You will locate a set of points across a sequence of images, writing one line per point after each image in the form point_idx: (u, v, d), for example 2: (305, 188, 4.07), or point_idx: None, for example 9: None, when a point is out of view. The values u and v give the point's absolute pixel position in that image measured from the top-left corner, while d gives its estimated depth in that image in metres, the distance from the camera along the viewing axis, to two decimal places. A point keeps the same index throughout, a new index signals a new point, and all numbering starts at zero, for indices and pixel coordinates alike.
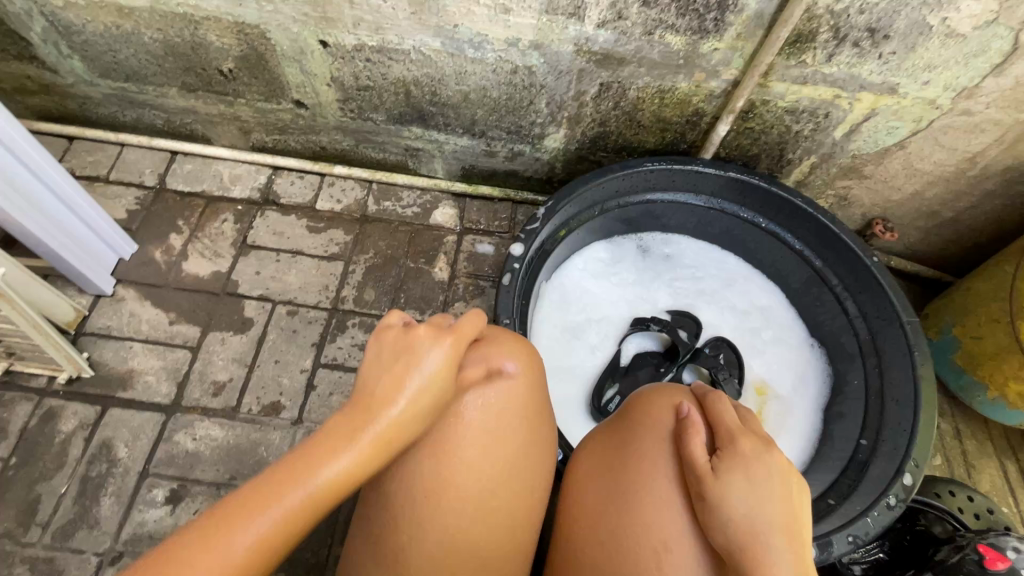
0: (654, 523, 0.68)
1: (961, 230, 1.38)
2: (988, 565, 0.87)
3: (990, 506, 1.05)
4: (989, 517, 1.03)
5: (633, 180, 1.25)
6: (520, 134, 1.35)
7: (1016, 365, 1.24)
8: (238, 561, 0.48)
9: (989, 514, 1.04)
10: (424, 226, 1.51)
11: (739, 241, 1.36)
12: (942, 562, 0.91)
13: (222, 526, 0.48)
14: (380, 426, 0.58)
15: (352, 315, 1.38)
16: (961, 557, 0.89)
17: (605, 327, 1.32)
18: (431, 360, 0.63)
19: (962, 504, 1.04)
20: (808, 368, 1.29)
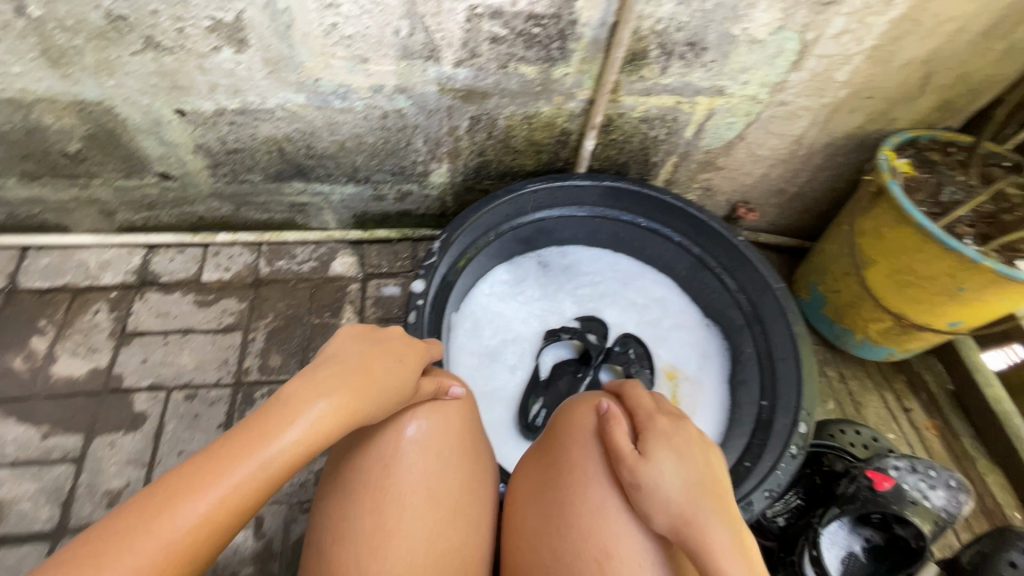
0: (596, 525, 0.70)
1: (806, 201, 1.59)
2: (877, 487, 0.95)
3: (876, 435, 1.17)
4: (876, 445, 1.15)
5: (519, 202, 1.31)
6: (405, 174, 1.37)
7: (870, 308, 1.44)
8: (180, 534, 0.54)
9: (876, 442, 1.16)
10: (325, 280, 1.47)
11: (627, 242, 1.47)
12: (843, 494, 0.98)
13: (171, 499, 0.55)
14: (340, 403, 0.67)
15: (260, 385, 1.30)
16: (856, 485, 0.97)
17: (520, 345, 1.35)
18: (395, 363, 0.75)
19: (852, 439, 1.17)
20: (707, 346, 1.39)
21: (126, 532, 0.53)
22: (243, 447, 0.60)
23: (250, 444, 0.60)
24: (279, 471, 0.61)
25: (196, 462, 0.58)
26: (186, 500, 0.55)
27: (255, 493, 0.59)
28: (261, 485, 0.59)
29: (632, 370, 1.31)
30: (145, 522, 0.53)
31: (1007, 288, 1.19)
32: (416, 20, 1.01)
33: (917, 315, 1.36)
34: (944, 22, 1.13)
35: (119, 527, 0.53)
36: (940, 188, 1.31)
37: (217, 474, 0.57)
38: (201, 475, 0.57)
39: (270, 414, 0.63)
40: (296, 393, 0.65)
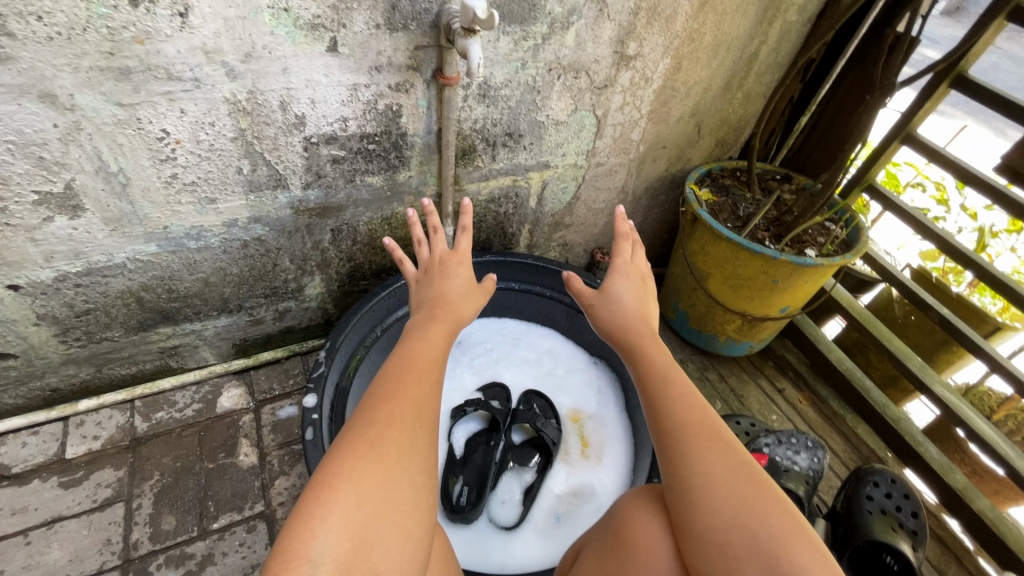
0: None
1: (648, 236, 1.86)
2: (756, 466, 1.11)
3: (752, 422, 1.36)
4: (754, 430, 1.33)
5: (397, 294, 1.40)
6: (279, 293, 1.39)
7: (721, 313, 1.67)
8: (356, 482, 0.73)
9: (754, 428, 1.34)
10: (213, 419, 1.40)
11: (507, 306, 1.59)
12: None
13: (317, 489, 0.73)
14: (404, 378, 0.89)
15: (153, 556, 1.16)
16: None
17: None
18: (425, 344, 0.99)
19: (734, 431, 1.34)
20: (600, 382, 1.52)
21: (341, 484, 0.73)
22: (397, 402, 0.84)
23: (385, 457, 0.77)
24: (396, 491, 0.75)
25: (322, 482, 0.73)
26: (352, 457, 0.76)
27: (418, 431, 0.82)
28: (420, 423, 0.84)
29: (540, 422, 1.36)
30: (314, 501, 0.72)
31: (805, 273, 1.47)
32: (256, 157, 1.09)
33: (756, 310, 1.60)
34: (694, 86, 1.45)
35: (306, 508, 0.71)
36: (736, 206, 1.62)
37: (397, 416, 0.82)
38: (393, 420, 0.82)
39: (361, 448, 0.77)
40: (385, 420, 0.81)
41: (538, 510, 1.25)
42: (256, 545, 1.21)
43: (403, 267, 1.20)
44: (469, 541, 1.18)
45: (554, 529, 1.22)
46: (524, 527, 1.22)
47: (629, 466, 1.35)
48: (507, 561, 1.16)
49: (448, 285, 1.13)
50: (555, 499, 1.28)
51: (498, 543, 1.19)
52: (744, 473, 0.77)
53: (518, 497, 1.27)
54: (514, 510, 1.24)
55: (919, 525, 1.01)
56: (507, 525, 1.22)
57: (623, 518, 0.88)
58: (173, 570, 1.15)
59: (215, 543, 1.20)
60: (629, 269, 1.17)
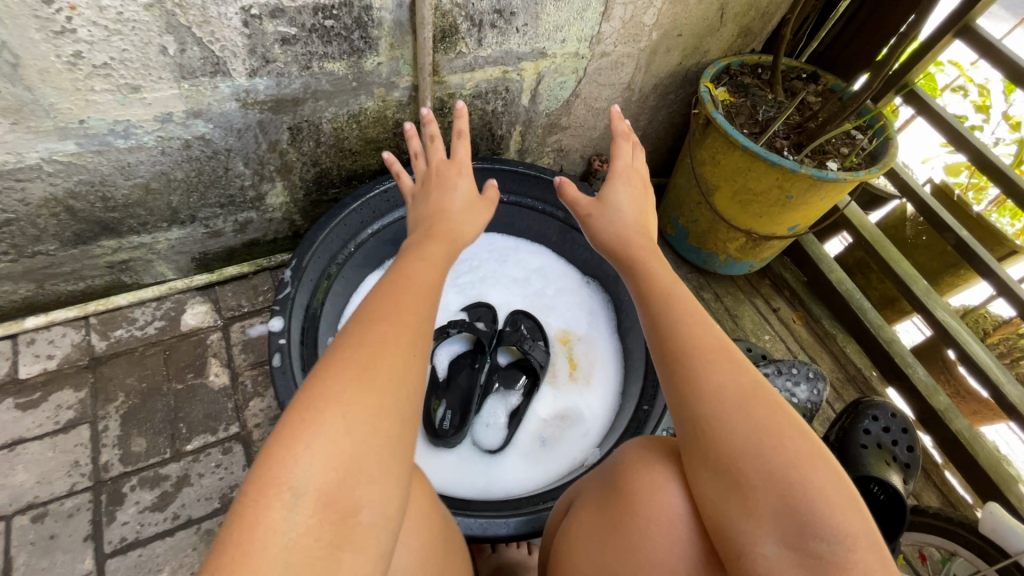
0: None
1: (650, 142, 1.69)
2: None
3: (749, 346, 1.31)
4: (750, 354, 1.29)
5: (371, 206, 1.25)
6: (236, 202, 1.22)
7: (725, 230, 1.56)
8: (341, 404, 0.64)
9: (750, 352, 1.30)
10: (178, 337, 1.31)
11: (495, 219, 1.45)
12: None
13: (297, 412, 0.64)
14: (394, 295, 0.78)
15: (126, 478, 1.13)
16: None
17: None
18: (419, 262, 0.86)
19: None
20: (591, 303, 1.43)
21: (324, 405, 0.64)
22: (391, 318, 0.74)
23: (377, 382, 0.67)
24: (388, 416, 0.66)
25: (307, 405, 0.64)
26: (337, 380, 0.66)
27: (413, 354, 0.73)
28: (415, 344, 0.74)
29: (528, 344, 1.28)
30: (295, 425, 0.62)
31: (824, 188, 1.33)
32: (182, 32, 0.88)
33: (762, 228, 1.49)
34: None
35: (284, 431, 0.62)
36: (755, 108, 1.43)
37: (391, 335, 0.72)
38: (385, 339, 0.71)
39: (352, 371, 0.67)
40: (378, 343, 0.71)
41: (524, 431, 1.22)
42: (233, 466, 1.18)
43: (399, 180, 1.09)
44: (453, 462, 1.15)
45: (539, 451, 1.19)
46: (510, 447, 1.19)
47: (619, 388, 1.29)
48: (491, 482, 1.13)
49: (445, 199, 1.00)
50: (541, 421, 1.24)
51: (482, 464, 1.16)
52: (759, 398, 0.70)
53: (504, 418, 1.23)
54: (499, 431, 1.20)
55: (912, 458, 1.02)
56: (492, 445, 1.19)
57: (625, 467, 0.79)
58: (148, 491, 1.12)
59: (190, 465, 1.16)
60: (628, 174, 1.09)
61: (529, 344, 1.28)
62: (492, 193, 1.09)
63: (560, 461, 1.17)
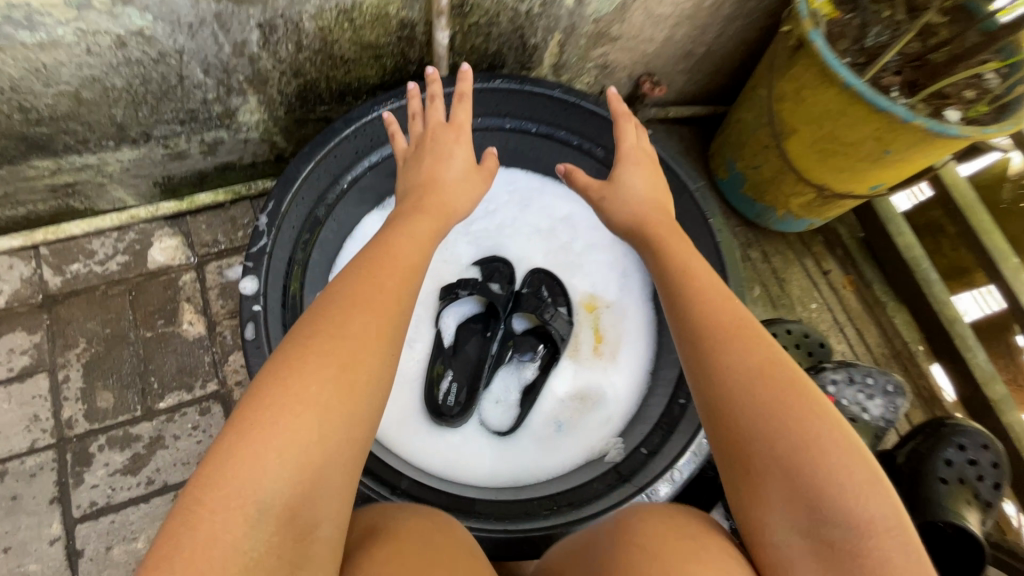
0: None
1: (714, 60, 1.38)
2: None
3: (806, 331, 1.11)
4: (807, 342, 1.10)
5: (370, 133, 1.01)
6: (198, 119, 0.97)
7: (791, 183, 1.30)
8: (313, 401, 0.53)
9: (806, 338, 1.11)
10: (144, 276, 1.13)
11: (519, 153, 1.20)
12: None
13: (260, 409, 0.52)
14: (379, 267, 0.66)
15: (92, 437, 1.01)
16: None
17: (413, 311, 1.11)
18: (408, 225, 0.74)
19: (785, 341, 1.10)
20: (628, 263, 1.20)
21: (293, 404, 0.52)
22: (373, 297, 0.62)
23: (350, 374, 0.55)
24: (364, 414, 0.56)
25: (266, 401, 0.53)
26: (309, 369, 0.55)
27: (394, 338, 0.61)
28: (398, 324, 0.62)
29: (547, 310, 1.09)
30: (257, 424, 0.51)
31: (934, 146, 1.05)
32: None
33: (838, 185, 1.23)
34: None
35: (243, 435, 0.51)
36: (863, 29, 1.11)
37: (375, 315, 0.60)
38: (369, 319, 0.59)
39: (326, 359, 0.56)
40: (362, 319, 0.60)
41: (536, 411, 1.08)
42: (211, 428, 1.06)
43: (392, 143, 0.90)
44: (455, 443, 1.03)
45: (552, 436, 1.05)
46: (520, 430, 1.06)
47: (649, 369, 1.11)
48: (496, 468, 1.01)
49: (440, 169, 0.83)
50: (556, 400, 1.09)
51: (487, 447, 1.03)
52: (782, 383, 0.62)
53: (515, 395, 1.09)
54: (508, 410, 1.07)
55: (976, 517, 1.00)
56: (498, 426, 1.06)
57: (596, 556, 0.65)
58: (118, 453, 1.01)
59: (164, 425, 1.04)
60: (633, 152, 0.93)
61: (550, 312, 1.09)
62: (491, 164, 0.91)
63: (575, 451, 1.03)
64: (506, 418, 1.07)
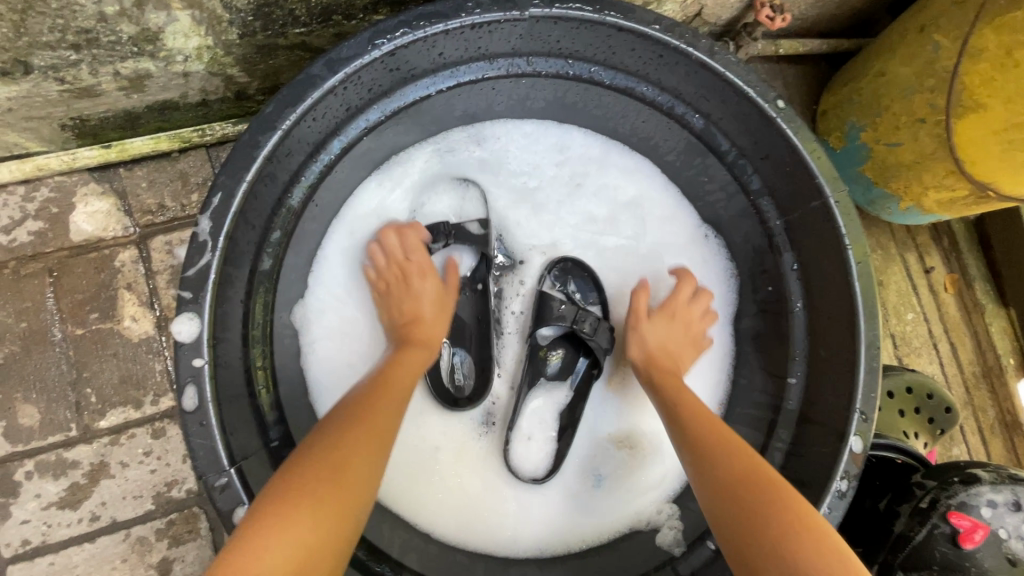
0: None
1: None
2: (964, 539, 0.67)
3: (930, 389, 0.89)
4: (930, 406, 0.88)
5: (371, 79, 0.68)
6: (101, 44, 0.63)
7: (939, 173, 0.92)
8: (319, 488, 0.53)
9: (929, 400, 0.88)
10: (66, 252, 0.84)
11: (579, 109, 0.86)
12: (909, 541, 0.70)
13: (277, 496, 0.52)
14: (380, 388, 0.65)
15: (17, 462, 0.81)
16: (929, 531, 0.69)
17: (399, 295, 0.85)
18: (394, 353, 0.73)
19: (902, 404, 0.87)
20: (707, 274, 0.91)
21: (295, 492, 0.52)
22: (371, 410, 0.61)
23: (348, 462, 0.56)
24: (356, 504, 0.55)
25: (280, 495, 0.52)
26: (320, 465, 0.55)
27: (385, 444, 0.60)
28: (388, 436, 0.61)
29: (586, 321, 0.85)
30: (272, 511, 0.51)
31: None
32: None
33: (1012, 185, 0.88)
34: None
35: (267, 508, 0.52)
36: None
37: (373, 425, 0.60)
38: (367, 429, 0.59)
39: (332, 455, 0.56)
40: (378, 412, 0.62)
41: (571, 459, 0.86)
42: (168, 455, 0.85)
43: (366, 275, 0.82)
44: (472, 504, 0.81)
45: (592, 494, 0.84)
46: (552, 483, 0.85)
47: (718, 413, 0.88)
48: (524, 535, 0.81)
49: (417, 309, 0.78)
50: (595, 445, 0.87)
51: (512, 506, 0.82)
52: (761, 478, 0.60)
53: (545, 436, 0.86)
54: (539, 458, 0.85)
55: None
56: (527, 479, 0.84)
57: None
58: (51, 482, 0.81)
59: (108, 449, 0.83)
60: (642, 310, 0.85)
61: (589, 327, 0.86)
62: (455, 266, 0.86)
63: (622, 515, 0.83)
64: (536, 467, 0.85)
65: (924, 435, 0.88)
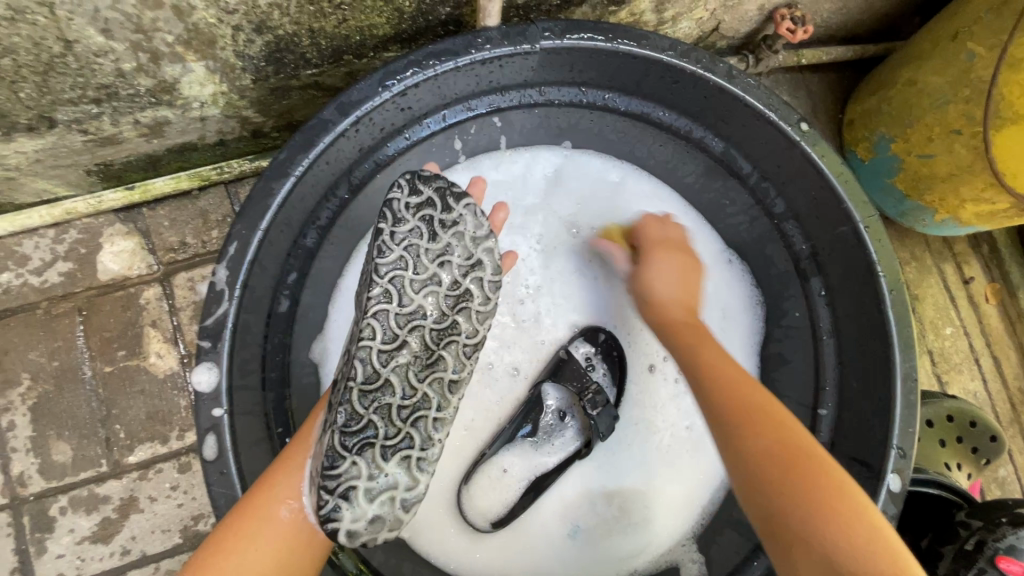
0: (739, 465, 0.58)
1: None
2: None
3: (974, 416, 0.88)
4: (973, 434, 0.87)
5: (383, 119, 0.68)
6: (120, 97, 0.65)
7: (977, 186, 0.88)
8: (231, 532, 0.56)
9: (973, 427, 0.88)
10: (94, 290, 0.87)
11: (593, 133, 0.84)
12: None
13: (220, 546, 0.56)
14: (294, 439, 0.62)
15: (51, 497, 0.83)
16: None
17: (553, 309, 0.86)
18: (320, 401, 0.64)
19: (942, 434, 0.87)
20: (738, 316, 0.86)
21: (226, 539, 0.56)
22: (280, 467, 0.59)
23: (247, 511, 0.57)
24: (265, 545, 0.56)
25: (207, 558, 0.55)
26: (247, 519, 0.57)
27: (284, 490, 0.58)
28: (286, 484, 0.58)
29: (335, 459, 0.56)
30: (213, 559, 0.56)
31: None
32: None
33: None
34: None
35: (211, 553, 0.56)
36: None
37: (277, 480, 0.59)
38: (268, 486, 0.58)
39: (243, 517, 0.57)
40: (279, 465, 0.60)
41: (554, 500, 0.83)
42: (195, 489, 0.86)
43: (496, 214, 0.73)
44: (480, 550, 0.79)
45: (561, 536, 0.82)
46: (520, 526, 0.81)
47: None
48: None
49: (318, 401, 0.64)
50: (581, 496, 0.83)
51: (471, 531, 0.80)
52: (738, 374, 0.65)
53: (525, 477, 0.80)
54: (512, 490, 0.79)
55: None
56: (492, 509, 0.78)
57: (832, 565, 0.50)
58: (84, 517, 0.83)
59: (137, 484, 0.85)
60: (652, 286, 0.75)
61: (394, 425, 0.58)
62: (513, 264, 0.77)
63: (587, 567, 0.81)
64: (506, 497, 0.79)
65: (967, 466, 0.88)
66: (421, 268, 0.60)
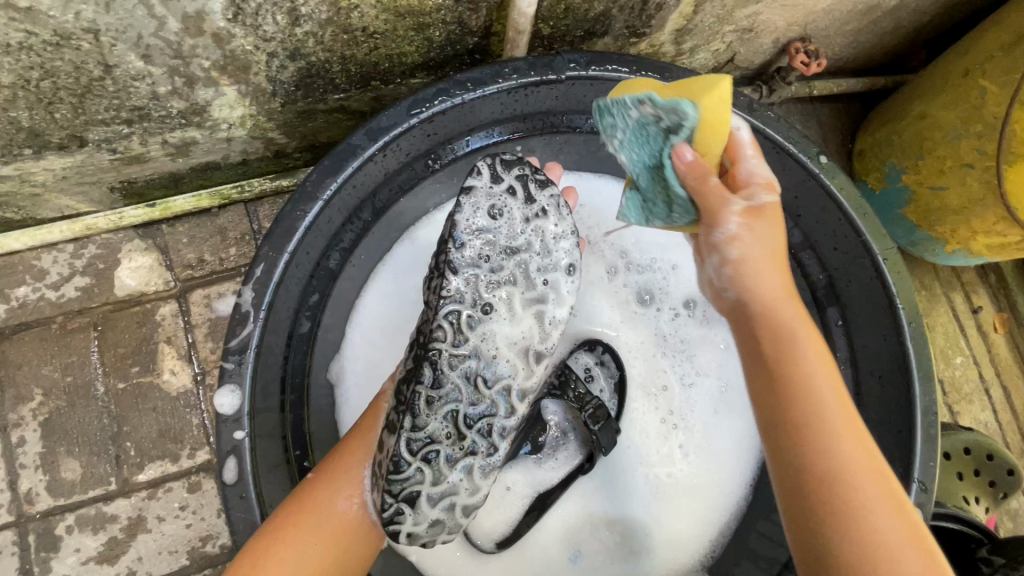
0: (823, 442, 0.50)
1: (901, 17, 0.96)
2: None
3: (993, 449, 0.88)
4: (992, 468, 0.87)
5: (408, 144, 0.69)
6: (151, 118, 0.66)
7: (988, 219, 0.88)
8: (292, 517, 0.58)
9: (991, 461, 0.87)
10: (110, 305, 0.87)
11: (611, 160, 0.86)
12: None
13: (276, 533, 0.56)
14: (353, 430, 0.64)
15: (57, 515, 0.82)
16: None
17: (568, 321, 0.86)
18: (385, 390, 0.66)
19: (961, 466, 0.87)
20: None
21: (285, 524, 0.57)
22: (342, 457, 0.61)
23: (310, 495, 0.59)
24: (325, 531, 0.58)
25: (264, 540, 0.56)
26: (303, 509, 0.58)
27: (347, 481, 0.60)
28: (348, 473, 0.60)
29: (399, 464, 0.56)
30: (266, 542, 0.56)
31: None
32: None
33: None
34: None
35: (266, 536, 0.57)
36: None
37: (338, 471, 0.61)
38: (327, 476, 0.60)
39: (304, 503, 0.59)
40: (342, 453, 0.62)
41: (556, 521, 0.81)
42: (204, 509, 0.85)
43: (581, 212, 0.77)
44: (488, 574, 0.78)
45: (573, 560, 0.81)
46: (527, 549, 0.80)
47: (729, 520, 0.83)
48: None
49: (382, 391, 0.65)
50: (585, 520, 0.82)
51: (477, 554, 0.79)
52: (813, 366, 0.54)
53: (528, 496, 0.80)
54: (514, 510, 0.80)
55: None
56: (496, 529, 0.79)
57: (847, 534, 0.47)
58: (91, 536, 0.82)
59: (145, 503, 0.83)
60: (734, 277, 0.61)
61: (461, 433, 0.58)
62: None
63: None
64: (511, 517, 0.80)
65: (984, 500, 0.88)
66: (501, 262, 0.60)
